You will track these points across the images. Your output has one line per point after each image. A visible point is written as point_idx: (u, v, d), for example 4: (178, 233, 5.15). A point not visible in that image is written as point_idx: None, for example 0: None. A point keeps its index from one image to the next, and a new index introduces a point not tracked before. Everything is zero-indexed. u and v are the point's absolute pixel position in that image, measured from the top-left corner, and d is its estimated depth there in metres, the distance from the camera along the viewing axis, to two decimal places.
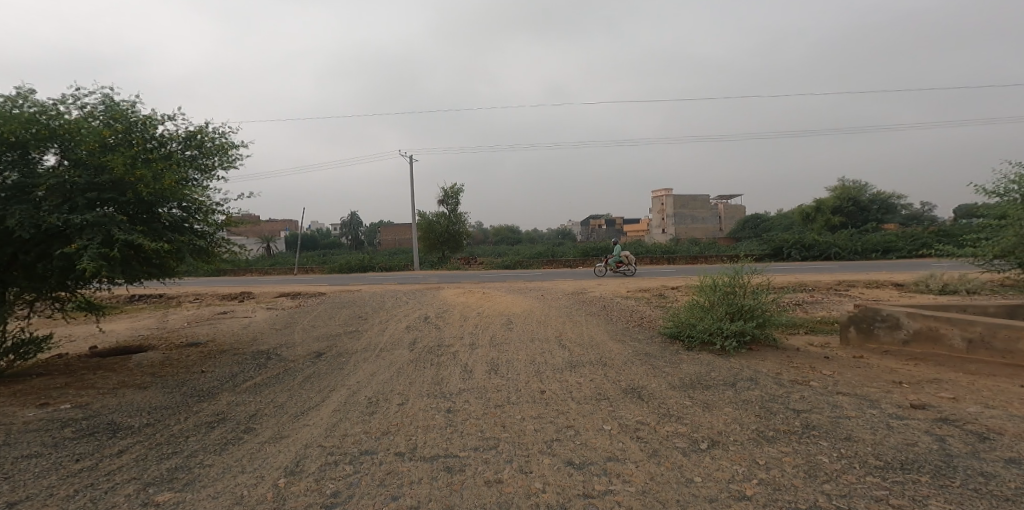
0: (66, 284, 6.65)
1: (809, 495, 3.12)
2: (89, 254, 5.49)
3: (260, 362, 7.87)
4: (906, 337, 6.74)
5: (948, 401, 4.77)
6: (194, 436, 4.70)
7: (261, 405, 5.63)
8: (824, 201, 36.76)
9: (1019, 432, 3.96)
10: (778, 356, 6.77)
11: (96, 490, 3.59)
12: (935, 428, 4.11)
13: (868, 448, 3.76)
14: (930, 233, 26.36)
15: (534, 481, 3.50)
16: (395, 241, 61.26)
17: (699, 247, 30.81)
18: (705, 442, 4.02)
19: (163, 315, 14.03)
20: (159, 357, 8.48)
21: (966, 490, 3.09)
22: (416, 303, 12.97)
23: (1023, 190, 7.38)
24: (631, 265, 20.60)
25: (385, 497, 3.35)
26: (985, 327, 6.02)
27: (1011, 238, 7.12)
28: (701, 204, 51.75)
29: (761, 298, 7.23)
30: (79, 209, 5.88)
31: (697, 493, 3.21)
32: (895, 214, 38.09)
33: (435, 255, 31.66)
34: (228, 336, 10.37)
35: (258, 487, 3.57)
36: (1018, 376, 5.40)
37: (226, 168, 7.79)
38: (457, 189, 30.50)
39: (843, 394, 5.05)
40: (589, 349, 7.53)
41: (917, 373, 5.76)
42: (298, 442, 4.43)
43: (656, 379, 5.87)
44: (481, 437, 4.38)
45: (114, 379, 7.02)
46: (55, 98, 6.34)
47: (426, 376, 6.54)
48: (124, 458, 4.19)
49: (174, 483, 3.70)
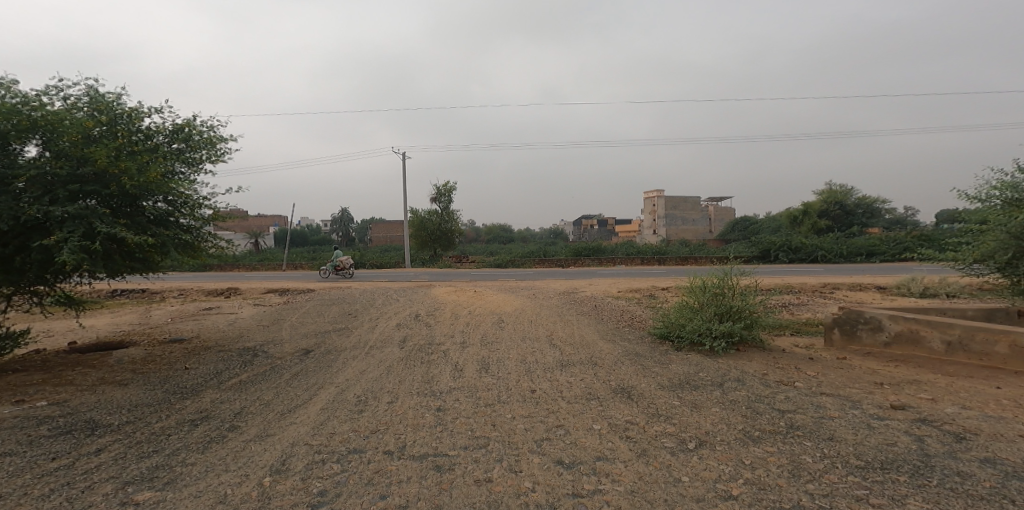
0: (45, 277, 6.54)
1: (793, 495, 3.19)
2: (69, 247, 5.40)
3: (246, 360, 7.79)
4: (887, 339, 6.90)
5: (927, 402, 4.90)
6: (176, 435, 4.65)
7: (247, 403, 5.59)
8: (812, 203, 37.31)
9: (994, 433, 4.09)
10: (765, 357, 6.89)
11: (73, 490, 3.55)
12: (914, 428, 4.23)
13: (850, 448, 3.85)
14: (914, 237, 26.97)
15: (524, 480, 3.54)
16: (386, 239, 60.94)
17: (690, 248, 31.01)
18: (692, 442, 4.08)
19: (146, 311, 13.83)
20: (141, 354, 8.36)
21: (943, 489, 3.18)
22: (407, 300, 12.95)
23: (1004, 197, 7.57)
24: (348, 269, 22.18)
25: (373, 496, 3.36)
26: (964, 330, 6.19)
27: (990, 243, 7.27)
28: (692, 205, 52.21)
29: (749, 299, 7.33)
30: (59, 201, 5.79)
31: (685, 493, 3.27)
32: (878, 218, 38.90)
33: (428, 252, 31.46)
34: (214, 332, 10.27)
35: (242, 486, 3.56)
36: (993, 378, 5.56)
37: (214, 162, 7.71)
38: (447, 187, 30.41)
39: (827, 395, 5.17)
40: (579, 349, 7.61)
41: (898, 374, 5.90)
42: (284, 441, 4.41)
43: (645, 380, 5.93)
44: (470, 436, 4.40)
45: (94, 375, 6.92)
46: (37, 89, 6.20)
47: (416, 374, 6.54)
48: (102, 457, 4.14)
49: (154, 482, 3.67)
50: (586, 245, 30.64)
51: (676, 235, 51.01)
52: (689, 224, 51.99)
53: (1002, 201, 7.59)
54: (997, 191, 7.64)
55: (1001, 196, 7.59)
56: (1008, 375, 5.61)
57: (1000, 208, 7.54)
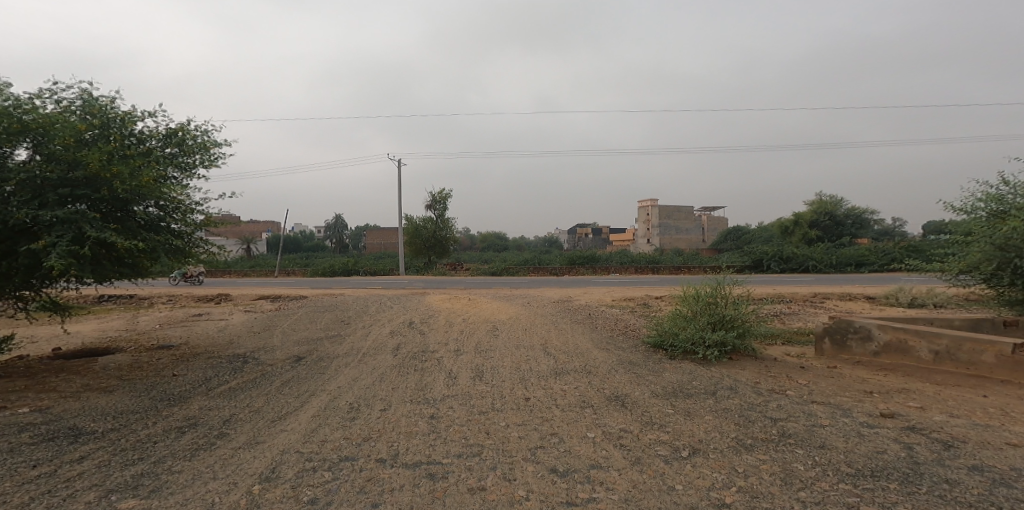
0: (31, 282, 6.46)
1: (785, 503, 3.21)
2: (58, 251, 5.34)
3: (236, 367, 7.72)
4: (877, 349, 6.99)
5: (917, 410, 4.96)
6: (163, 442, 4.59)
7: (236, 411, 5.54)
8: (803, 213, 37.62)
9: (982, 440, 4.15)
10: (757, 366, 6.94)
11: (54, 498, 3.50)
12: (904, 436, 4.28)
13: (841, 456, 3.89)
14: (902, 248, 27.34)
15: (518, 489, 3.53)
16: (379, 246, 60.84)
17: (683, 257, 31.25)
18: (686, 450, 4.10)
19: (134, 317, 13.69)
20: (128, 360, 8.26)
21: (932, 496, 3.22)
22: (401, 308, 12.90)
23: (988, 208, 7.76)
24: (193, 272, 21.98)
25: (366, 504, 3.34)
26: (951, 340, 6.27)
27: (976, 254, 7.37)
28: (685, 215, 52.59)
29: (741, 308, 7.41)
30: (49, 205, 5.73)
31: (678, 501, 3.28)
32: (867, 228, 39.32)
33: (422, 260, 31.39)
34: (203, 339, 10.17)
35: (231, 494, 3.53)
36: (981, 387, 5.64)
37: (208, 167, 7.69)
38: (444, 194, 30.45)
39: (818, 403, 5.22)
40: (574, 357, 7.62)
41: (888, 383, 5.97)
42: (274, 448, 4.38)
43: (639, 388, 5.96)
44: (464, 444, 4.39)
45: (78, 382, 6.82)
46: (30, 91, 6.16)
47: (410, 382, 6.52)
48: (86, 465, 4.08)
49: (139, 490, 3.63)
50: (580, 253, 30.70)
51: (669, 244, 51.35)
52: (681, 233, 52.38)
53: (987, 213, 7.79)
54: (982, 203, 7.84)
55: (987, 208, 7.78)
56: (995, 384, 5.69)
57: (986, 219, 7.71)
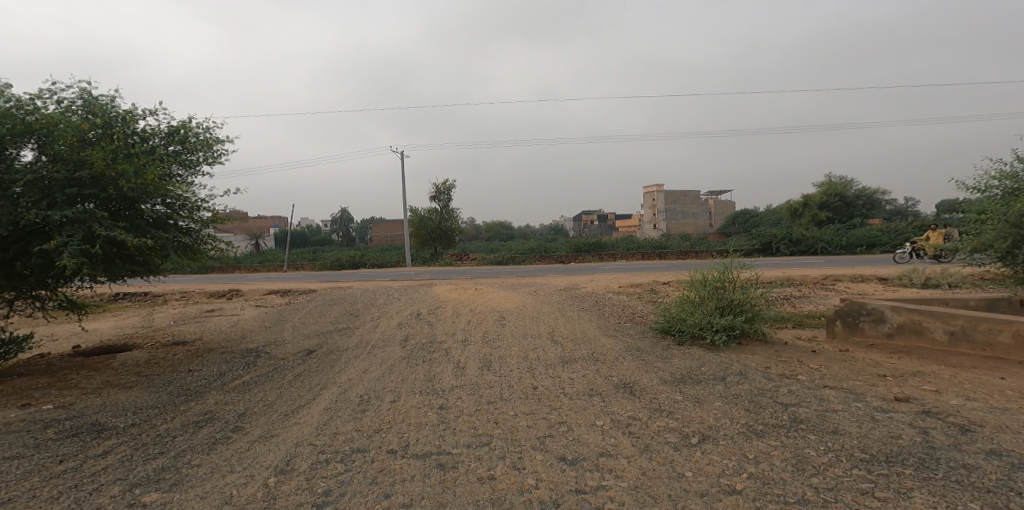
0: (46, 281, 6.52)
1: (798, 489, 3.19)
2: (69, 251, 5.39)
3: (249, 361, 7.79)
4: (890, 331, 6.87)
5: (931, 394, 4.88)
6: (181, 436, 4.65)
7: (250, 405, 5.59)
8: (812, 195, 37.11)
9: (999, 424, 4.08)
10: (768, 350, 6.88)
11: (80, 492, 3.56)
12: (918, 421, 4.21)
13: (854, 441, 3.85)
14: (915, 228, 26.89)
15: (527, 477, 3.54)
16: (386, 238, 60.94)
17: (689, 242, 30.96)
18: (695, 436, 4.08)
19: (148, 314, 13.88)
20: (145, 356, 8.37)
21: (949, 482, 3.17)
22: (408, 299, 12.96)
23: (1003, 187, 7.57)
24: None
25: (378, 495, 3.36)
26: (967, 320, 6.17)
27: (990, 233, 7.21)
28: (693, 200, 52.08)
29: (749, 292, 7.33)
30: (57, 205, 5.77)
31: (689, 488, 3.27)
32: (879, 209, 38.66)
33: (427, 251, 31.59)
34: (216, 334, 10.28)
35: (248, 487, 3.56)
36: (998, 369, 5.54)
37: (211, 163, 7.71)
38: (447, 185, 30.39)
39: (830, 388, 5.16)
40: (581, 345, 7.60)
41: (902, 366, 5.88)
42: (288, 441, 4.42)
43: (647, 375, 5.92)
44: (473, 434, 4.40)
45: (98, 379, 6.92)
46: (31, 92, 6.17)
47: (418, 373, 6.54)
48: (109, 460, 4.14)
49: (160, 483, 3.68)
50: (586, 240, 30.36)
51: (677, 229, 51.03)
52: (689, 218, 52.00)
53: (1001, 191, 7.60)
54: (997, 181, 7.64)
55: (1001, 186, 7.59)
56: (1013, 366, 5.59)
57: (1000, 198, 7.54)
